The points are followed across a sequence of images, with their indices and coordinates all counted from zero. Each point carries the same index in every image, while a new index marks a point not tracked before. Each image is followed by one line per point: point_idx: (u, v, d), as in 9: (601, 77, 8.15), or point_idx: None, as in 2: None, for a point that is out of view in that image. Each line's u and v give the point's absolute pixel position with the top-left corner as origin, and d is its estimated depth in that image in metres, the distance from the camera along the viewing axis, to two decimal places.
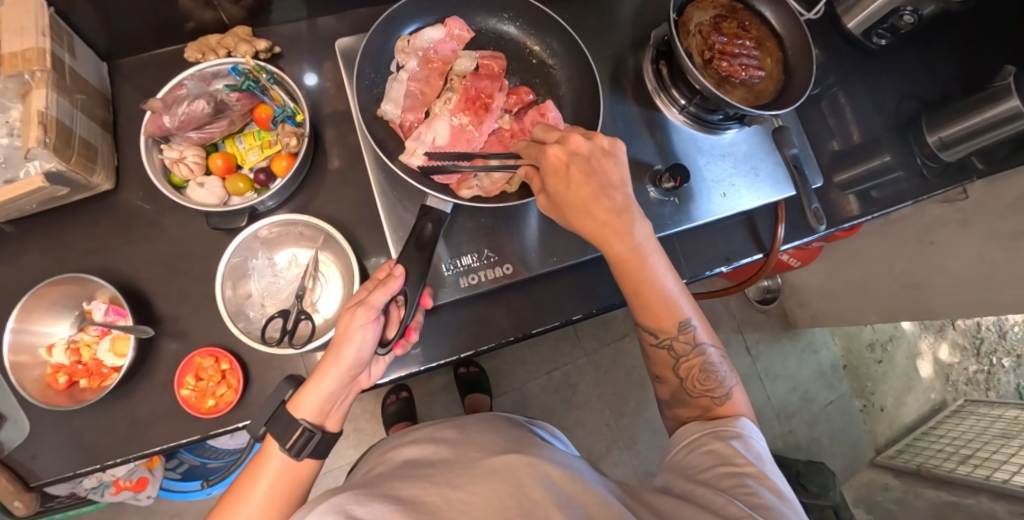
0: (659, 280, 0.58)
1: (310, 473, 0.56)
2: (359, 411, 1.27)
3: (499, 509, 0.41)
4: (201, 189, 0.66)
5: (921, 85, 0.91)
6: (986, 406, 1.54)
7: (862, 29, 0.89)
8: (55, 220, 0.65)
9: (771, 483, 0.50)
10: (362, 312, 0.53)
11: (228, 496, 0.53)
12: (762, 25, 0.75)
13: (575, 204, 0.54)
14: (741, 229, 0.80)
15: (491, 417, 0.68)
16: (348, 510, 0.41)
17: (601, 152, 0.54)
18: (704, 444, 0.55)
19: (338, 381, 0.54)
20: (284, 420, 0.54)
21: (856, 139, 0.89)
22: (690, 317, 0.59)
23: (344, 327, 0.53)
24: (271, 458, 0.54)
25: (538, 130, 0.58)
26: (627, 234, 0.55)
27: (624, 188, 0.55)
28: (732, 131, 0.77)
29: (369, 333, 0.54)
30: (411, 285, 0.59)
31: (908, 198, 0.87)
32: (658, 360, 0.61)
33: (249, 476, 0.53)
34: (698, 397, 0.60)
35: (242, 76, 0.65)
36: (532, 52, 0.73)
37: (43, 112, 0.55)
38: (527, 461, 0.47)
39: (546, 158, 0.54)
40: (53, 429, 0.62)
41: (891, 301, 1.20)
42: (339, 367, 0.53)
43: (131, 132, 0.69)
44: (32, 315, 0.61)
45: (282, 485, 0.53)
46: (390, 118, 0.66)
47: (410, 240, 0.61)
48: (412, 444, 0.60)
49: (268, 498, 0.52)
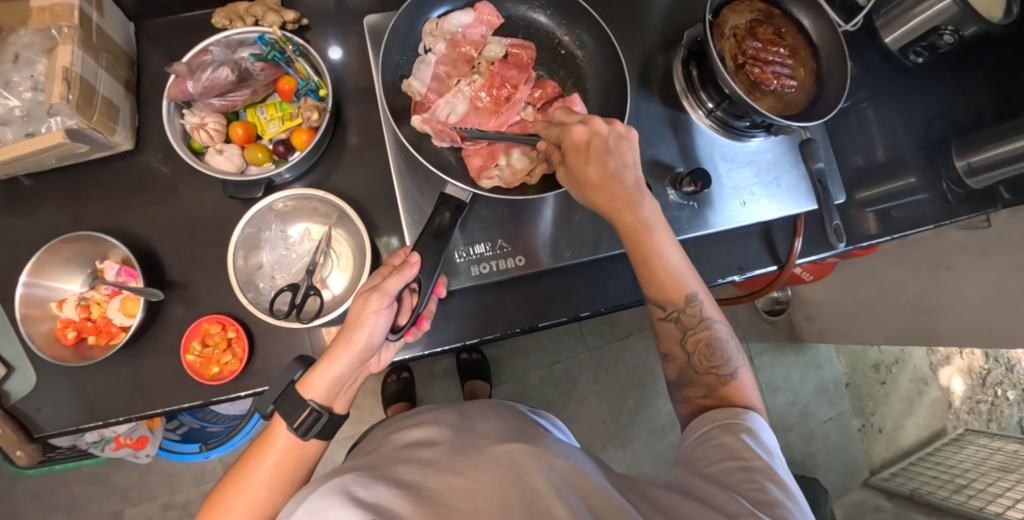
0: (666, 254, 0.58)
1: (311, 456, 0.56)
2: (360, 387, 1.28)
3: (501, 498, 0.42)
4: (221, 155, 0.66)
5: (953, 108, 0.90)
6: (986, 437, 1.54)
7: (900, 45, 0.87)
8: (72, 176, 0.66)
9: (778, 479, 0.49)
10: (376, 300, 0.53)
11: (236, 471, 0.53)
12: (799, 34, 0.74)
13: (592, 181, 0.55)
14: (757, 239, 0.79)
15: (496, 405, 0.68)
16: (352, 491, 0.42)
17: (618, 135, 0.54)
18: (715, 437, 0.54)
19: (348, 364, 0.54)
20: (294, 398, 0.54)
21: (882, 156, 0.87)
22: (696, 292, 0.59)
23: (357, 312, 0.53)
24: (277, 438, 0.54)
25: (556, 111, 0.57)
26: (637, 207, 0.56)
27: (637, 169, 0.56)
28: (758, 139, 0.76)
29: (377, 321, 0.53)
30: (426, 272, 0.59)
31: (930, 221, 0.85)
32: (665, 335, 0.61)
33: (256, 453, 0.54)
34: (704, 373, 0.59)
35: (268, 46, 0.65)
36: (561, 43, 0.72)
37: (68, 68, 0.55)
38: (529, 450, 0.47)
39: (569, 136, 0.54)
40: (58, 383, 0.63)
41: (903, 323, 1.19)
42: (351, 352, 0.53)
43: (153, 94, 0.69)
44: (45, 270, 0.62)
45: (286, 463, 0.54)
46: (413, 95, 0.66)
47: (428, 228, 0.61)
48: (417, 426, 0.61)
49: (272, 478, 0.53)
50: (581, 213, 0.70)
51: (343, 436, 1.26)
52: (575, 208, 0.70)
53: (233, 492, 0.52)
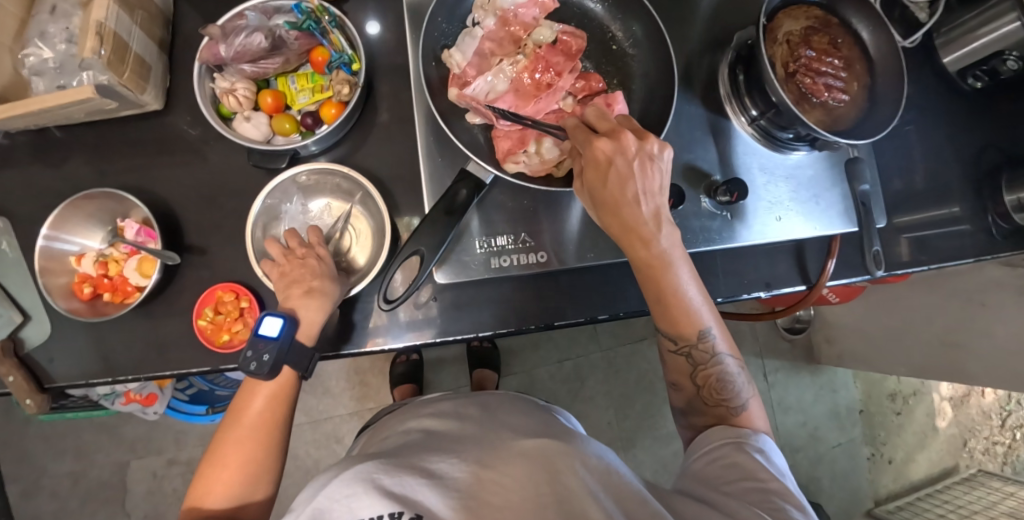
0: (682, 288, 0.55)
1: (290, 413, 0.57)
2: (368, 365, 1.28)
3: (533, 495, 0.41)
4: (248, 123, 0.65)
5: (1008, 138, 0.86)
6: (998, 480, 1.49)
7: (958, 68, 0.84)
8: (101, 131, 0.65)
9: (796, 501, 0.47)
10: (325, 259, 0.59)
11: (224, 433, 0.54)
12: (855, 45, 0.70)
13: (608, 203, 0.53)
14: (789, 257, 0.75)
15: (515, 398, 0.67)
16: (376, 480, 0.43)
17: (647, 156, 0.52)
18: (725, 456, 0.52)
19: (329, 310, 0.57)
20: (296, 352, 0.55)
21: (929, 182, 0.83)
22: (710, 326, 0.56)
23: (308, 271, 0.57)
24: (255, 399, 0.55)
25: (590, 113, 0.55)
26: (652, 241, 0.53)
27: (660, 197, 0.54)
28: (800, 152, 0.73)
29: (331, 273, 0.58)
30: (428, 247, 0.58)
31: (971, 255, 0.81)
32: (674, 367, 0.59)
33: (239, 414, 0.55)
34: (714, 405, 0.57)
35: (304, 15, 0.63)
36: (613, 38, 0.69)
37: (101, 22, 0.55)
38: (562, 448, 0.46)
39: (592, 149, 0.52)
40: (72, 335, 0.63)
41: (928, 355, 1.15)
42: (331, 297, 0.57)
43: (186, 55, 0.68)
44: (67, 224, 0.62)
45: (267, 421, 0.55)
46: (452, 66, 0.63)
47: (441, 203, 0.59)
48: (436, 416, 0.59)
49: (257, 436, 0.54)
50: None
51: (347, 412, 1.26)
52: None
53: (227, 449, 0.53)
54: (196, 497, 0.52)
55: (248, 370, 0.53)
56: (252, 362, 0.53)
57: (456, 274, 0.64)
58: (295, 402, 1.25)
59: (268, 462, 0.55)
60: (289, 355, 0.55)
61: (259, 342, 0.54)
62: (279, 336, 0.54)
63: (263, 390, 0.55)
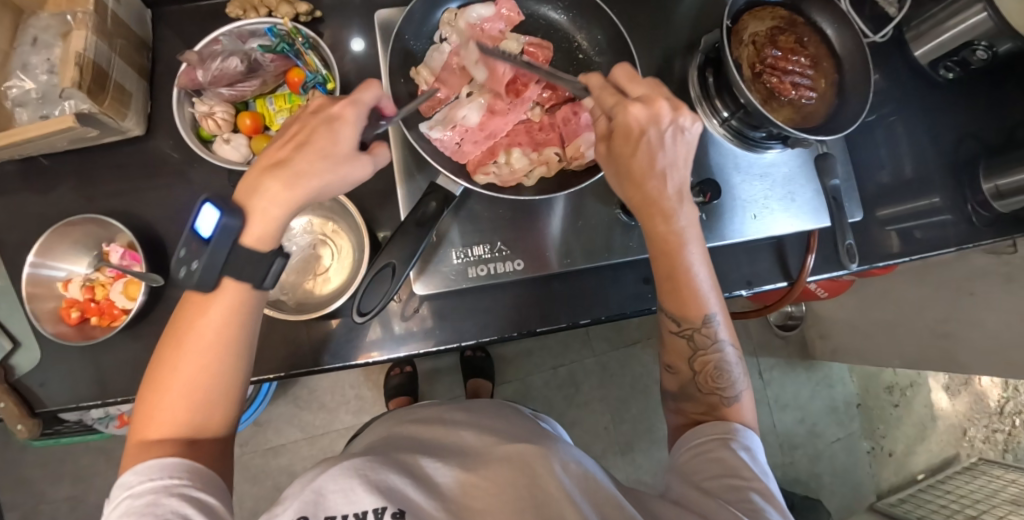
0: (692, 268, 0.56)
1: (253, 328, 0.48)
2: (364, 379, 1.29)
3: (511, 499, 0.41)
4: (228, 145, 0.66)
5: (983, 126, 0.87)
6: (1000, 468, 1.48)
7: (930, 60, 0.84)
8: (85, 159, 0.67)
9: (773, 498, 0.48)
10: (339, 128, 0.49)
11: (168, 347, 0.45)
12: (821, 44, 0.71)
13: (634, 174, 0.54)
14: (768, 253, 0.76)
15: (501, 405, 0.68)
16: (368, 474, 0.42)
17: (681, 127, 0.52)
18: (710, 452, 0.52)
19: (291, 209, 0.47)
20: (242, 258, 0.45)
21: (907, 173, 0.84)
22: (715, 312, 0.56)
23: (306, 139, 0.48)
24: (213, 306, 0.46)
25: (619, 73, 0.55)
26: (674, 215, 0.55)
27: (684, 172, 0.55)
28: (774, 151, 0.74)
29: (339, 153, 0.49)
30: (402, 259, 0.59)
31: (952, 244, 0.82)
32: (673, 349, 0.59)
33: (190, 318, 0.46)
34: (707, 393, 0.57)
35: (278, 38, 0.65)
36: (579, 47, 0.70)
37: (81, 53, 0.56)
38: (540, 451, 0.46)
39: (624, 114, 0.51)
40: (61, 360, 0.64)
41: (922, 348, 1.15)
42: (301, 192, 0.47)
43: (166, 81, 0.70)
44: (53, 251, 0.64)
45: (224, 338, 0.46)
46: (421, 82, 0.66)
47: (412, 215, 0.60)
48: (422, 421, 0.60)
49: (211, 352, 0.45)
50: (587, 217, 0.69)
51: (344, 427, 1.27)
52: (582, 213, 0.69)
53: (172, 372, 0.44)
54: (140, 430, 0.44)
55: (177, 278, 0.44)
56: (183, 267, 0.44)
57: (435, 284, 0.65)
58: (291, 418, 1.26)
59: (223, 391, 0.46)
60: (226, 266, 0.45)
61: (192, 243, 0.44)
62: (210, 238, 0.44)
63: (220, 297, 0.46)
